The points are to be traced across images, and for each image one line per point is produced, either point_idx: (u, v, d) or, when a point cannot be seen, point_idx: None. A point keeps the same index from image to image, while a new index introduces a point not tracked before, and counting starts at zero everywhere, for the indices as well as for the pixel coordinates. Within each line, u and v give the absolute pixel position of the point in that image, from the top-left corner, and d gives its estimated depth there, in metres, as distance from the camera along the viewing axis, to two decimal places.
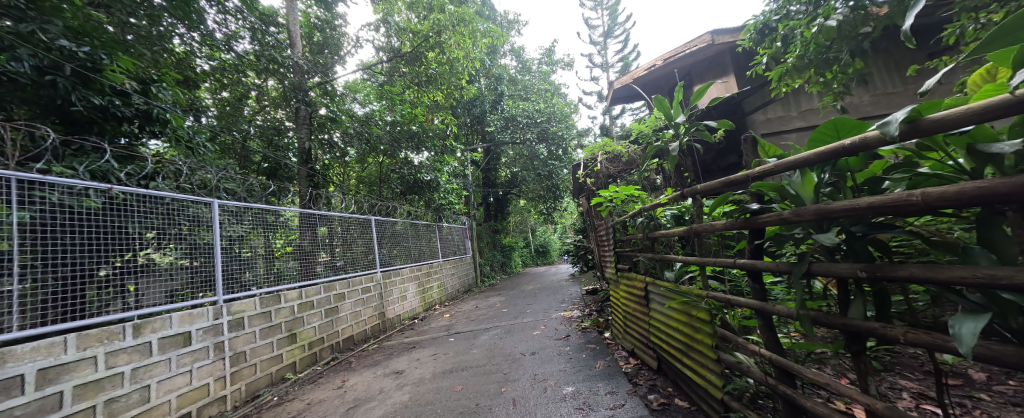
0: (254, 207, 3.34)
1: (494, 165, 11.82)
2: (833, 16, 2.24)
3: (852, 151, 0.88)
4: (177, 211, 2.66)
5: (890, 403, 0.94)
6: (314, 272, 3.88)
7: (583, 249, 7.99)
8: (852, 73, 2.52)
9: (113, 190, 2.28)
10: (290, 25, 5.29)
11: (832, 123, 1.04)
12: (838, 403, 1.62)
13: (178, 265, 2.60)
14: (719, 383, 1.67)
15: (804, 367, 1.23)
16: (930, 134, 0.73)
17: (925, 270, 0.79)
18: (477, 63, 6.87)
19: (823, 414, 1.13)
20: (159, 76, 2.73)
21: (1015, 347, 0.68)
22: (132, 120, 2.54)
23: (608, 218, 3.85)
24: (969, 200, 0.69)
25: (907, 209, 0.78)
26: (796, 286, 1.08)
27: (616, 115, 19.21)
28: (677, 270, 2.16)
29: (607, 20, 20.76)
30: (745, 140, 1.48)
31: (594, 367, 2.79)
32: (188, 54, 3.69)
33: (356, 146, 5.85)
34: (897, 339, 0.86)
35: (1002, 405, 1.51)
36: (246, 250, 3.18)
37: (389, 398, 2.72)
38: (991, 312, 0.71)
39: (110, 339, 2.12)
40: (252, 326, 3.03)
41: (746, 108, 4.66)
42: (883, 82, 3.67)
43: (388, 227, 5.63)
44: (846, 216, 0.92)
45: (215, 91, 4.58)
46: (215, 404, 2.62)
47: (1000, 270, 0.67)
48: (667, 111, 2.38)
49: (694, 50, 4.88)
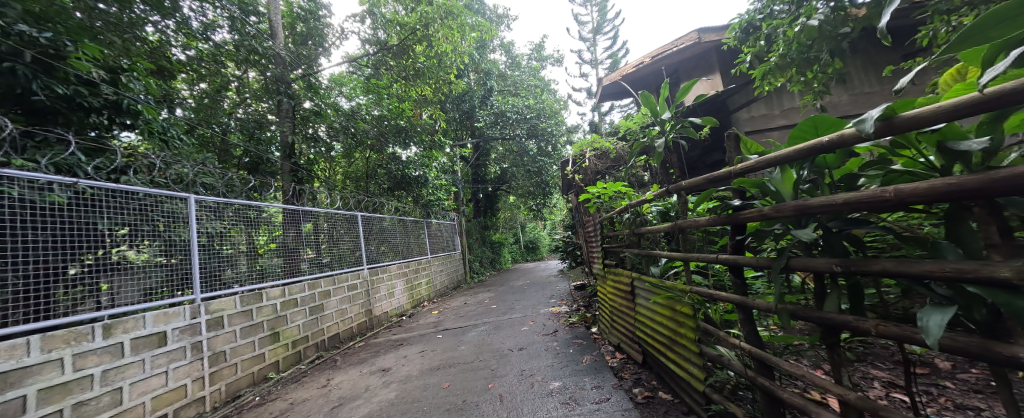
0: (235, 203, 3.23)
1: (484, 160, 11.78)
2: (814, 16, 2.29)
3: (829, 148, 0.90)
4: (151, 207, 2.56)
5: (862, 394, 0.96)
6: (298, 268, 3.80)
7: (572, 245, 8.05)
8: (832, 73, 2.57)
9: (79, 184, 2.18)
10: (271, 14, 5.14)
11: (811, 121, 1.05)
12: (813, 393, 1.68)
13: (154, 262, 2.52)
14: (701, 376, 1.71)
15: (782, 360, 1.26)
16: (903, 132, 0.75)
17: (896, 264, 0.80)
18: (466, 57, 6.64)
19: (800, 405, 1.15)
20: (129, 65, 2.62)
21: (979, 339, 0.70)
22: (100, 110, 2.46)
23: (595, 214, 3.87)
24: (939, 196, 0.71)
25: (882, 204, 0.80)
26: (775, 280, 1.10)
27: (605, 112, 19.14)
28: (662, 266, 2.20)
29: (596, 16, 20.75)
30: (728, 137, 1.49)
31: (581, 362, 2.81)
32: (163, 43, 3.62)
33: (342, 140, 5.75)
34: (869, 332, 0.89)
35: (966, 392, 1.58)
36: (227, 247, 3.10)
37: (375, 396, 2.70)
38: (956, 304, 0.73)
39: (78, 341, 2.04)
40: (232, 325, 2.95)
41: (731, 106, 4.71)
42: (861, 82, 3.77)
43: (376, 224, 5.58)
44: (824, 211, 0.94)
45: (193, 82, 4.41)
46: (194, 405, 2.56)
47: (966, 264, 0.69)
48: (654, 108, 2.42)
49: (682, 48, 4.94)
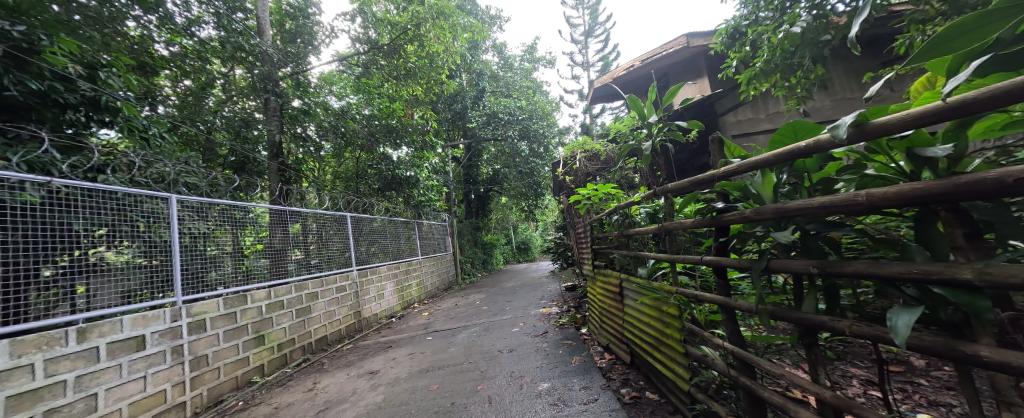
0: (220, 203, 3.17)
1: (475, 161, 11.75)
2: (797, 23, 2.35)
3: (807, 153, 0.93)
4: (131, 207, 2.49)
5: (838, 392, 0.99)
6: (285, 270, 3.75)
7: (563, 247, 8.07)
8: (814, 79, 2.63)
9: (53, 183, 2.11)
10: (258, 11, 5.06)
11: (791, 126, 1.08)
12: (795, 392, 1.71)
13: (134, 263, 2.46)
14: (687, 376, 1.73)
15: (764, 360, 1.28)
16: (875, 138, 0.77)
17: (869, 266, 0.83)
18: (457, 58, 6.64)
19: (779, 404, 1.17)
20: (109, 61, 2.55)
21: (945, 338, 0.73)
22: (77, 107, 2.38)
23: (585, 216, 3.89)
24: (908, 200, 0.73)
25: (855, 208, 0.83)
26: (756, 281, 1.13)
27: (597, 114, 19.28)
28: (649, 268, 2.23)
29: (588, 19, 20.88)
30: (713, 141, 1.52)
31: (570, 363, 2.82)
32: (145, 38, 3.54)
33: (332, 139, 5.69)
34: (844, 332, 0.91)
35: (938, 389, 1.63)
36: (212, 248, 3.03)
37: (362, 400, 2.67)
38: (923, 305, 0.75)
39: (50, 346, 1.98)
40: (215, 328, 2.88)
41: (718, 110, 4.79)
42: (843, 88, 3.87)
43: (366, 224, 5.53)
44: (802, 214, 0.96)
45: (177, 79, 4.32)
46: (174, 410, 2.50)
47: (932, 266, 0.71)
48: (641, 111, 2.46)
49: (671, 52, 5.01)
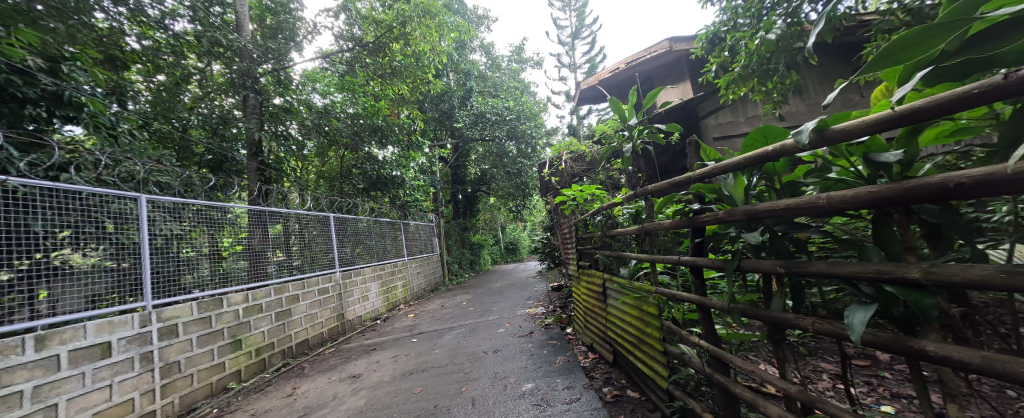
0: (195, 203, 3.06)
1: (463, 161, 11.69)
2: (773, 30, 2.43)
3: (775, 157, 0.96)
4: (97, 208, 2.39)
5: (803, 387, 1.03)
6: (264, 272, 3.65)
7: (550, 247, 8.10)
8: (789, 84, 2.72)
9: (9, 182, 2.01)
10: (237, 5, 4.93)
11: (762, 130, 1.12)
12: (768, 387, 1.76)
13: (102, 266, 2.36)
14: (665, 374, 1.76)
15: (737, 357, 1.32)
16: (835, 143, 0.80)
17: (829, 266, 0.86)
18: (444, 57, 6.60)
19: (750, 400, 1.21)
20: (73, 54, 2.45)
21: (896, 335, 0.76)
22: (37, 102, 2.30)
23: (570, 216, 3.93)
24: (864, 203, 0.77)
25: (817, 210, 0.86)
26: (728, 281, 1.16)
27: (584, 115, 19.45)
28: (631, 268, 2.26)
29: (575, 21, 21.04)
30: (690, 144, 1.56)
31: (554, 363, 2.84)
32: (114, 31, 3.41)
33: (315, 138, 5.58)
34: (807, 329, 0.95)
35: (901, 382, 1.71)
36: (187, 249, 2.93)
37: (343, 404, 2.63)
38: (878, 302, 0.79)
39: (5, 354, 1.89)
40: (188, 333, 2.79)
41: (700, 113, 4.90)
42: (817, 93, 4.01)
43: (350, 225, 5.44)
44: (770, 216, 0.99)
45: (150, 74, 4.17)
46: None
47: (884, 265, 0.75)
48: (622, 113, 2.49)
49: (655, 55, 5.10)
